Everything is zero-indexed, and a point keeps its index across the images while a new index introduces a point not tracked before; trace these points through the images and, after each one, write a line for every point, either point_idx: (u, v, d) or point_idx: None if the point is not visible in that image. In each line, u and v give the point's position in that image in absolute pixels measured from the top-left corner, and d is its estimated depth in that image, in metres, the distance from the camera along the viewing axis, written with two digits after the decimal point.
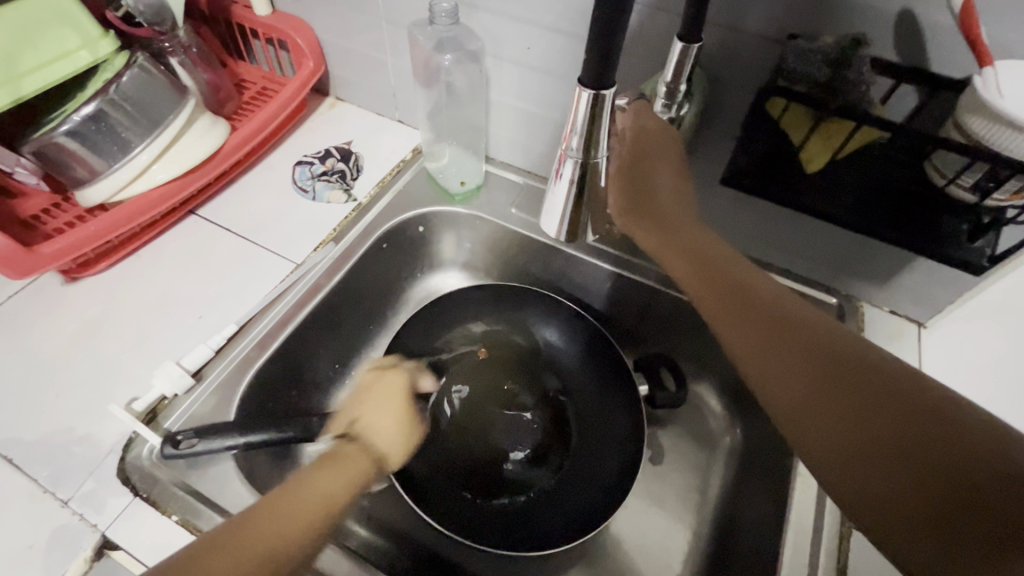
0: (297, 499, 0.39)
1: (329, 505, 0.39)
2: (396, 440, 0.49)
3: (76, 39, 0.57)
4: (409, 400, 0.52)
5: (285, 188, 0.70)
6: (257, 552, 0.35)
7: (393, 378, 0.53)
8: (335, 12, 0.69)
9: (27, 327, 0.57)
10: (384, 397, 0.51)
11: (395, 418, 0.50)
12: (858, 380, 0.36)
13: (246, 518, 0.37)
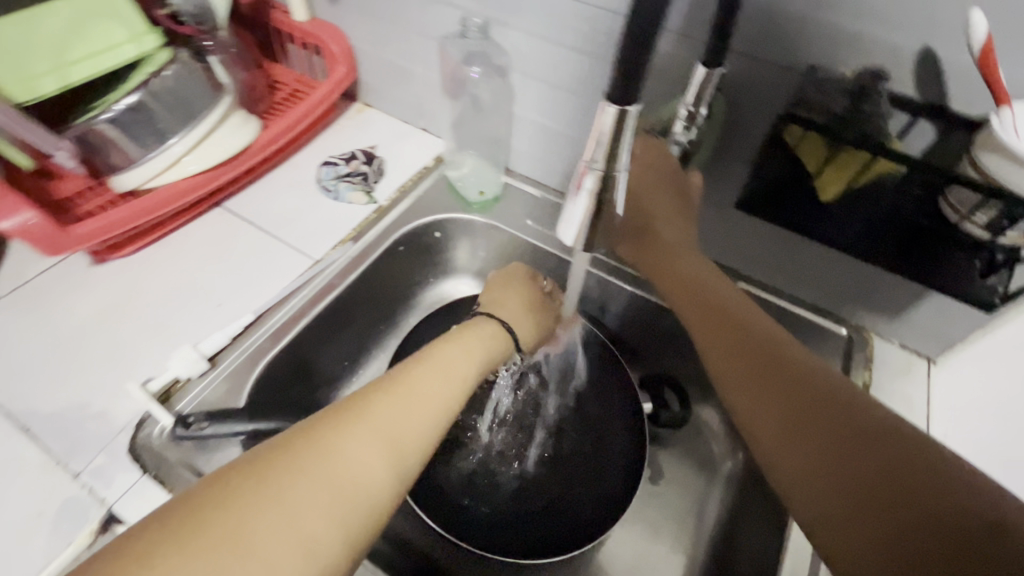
0: (393, 420, 0.40)
1: (418, 436, 0.40)
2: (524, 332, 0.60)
3: (123, 33, 0.60)
4: (537, 296, 0.63)
5: (309, 186, 0.72)
6: (346, 474, 0.35)
7: (526, 277, 0.64)
8: (371, 22, 0.71)
9: (50, 303, 0.58)
10: (517, 292, 0.62)
11: (521, 309, 0.61)
12: (836, 424, 0.38)
13: (389, 403, 0.41)
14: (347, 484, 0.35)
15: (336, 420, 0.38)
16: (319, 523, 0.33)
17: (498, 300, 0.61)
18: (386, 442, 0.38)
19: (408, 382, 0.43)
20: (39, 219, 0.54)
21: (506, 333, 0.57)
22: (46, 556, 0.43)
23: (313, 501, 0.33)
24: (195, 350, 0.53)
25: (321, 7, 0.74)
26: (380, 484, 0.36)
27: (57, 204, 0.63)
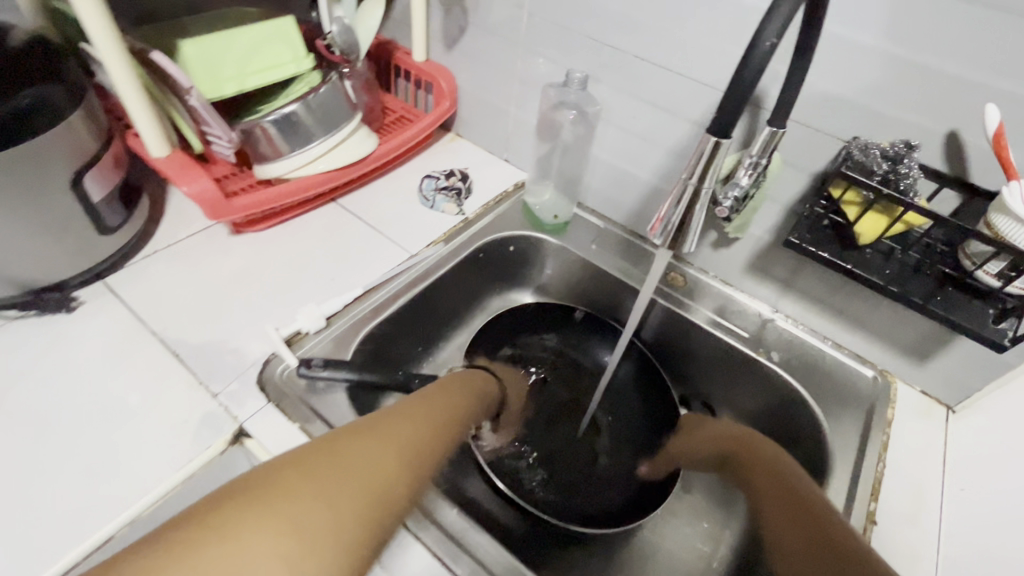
0: (402, 438, 0.45)
1: (422, 455, 0.46)
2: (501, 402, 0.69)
3: (288, 55, 0.74)
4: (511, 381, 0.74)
5: (409, 194, 0.84)
6: (362, 471, 0.39)
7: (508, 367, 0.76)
8: (481, 68, 0.85)
9: (197, 260, 0.69)
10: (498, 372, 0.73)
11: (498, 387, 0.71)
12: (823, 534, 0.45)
13: (398, 415, 0.48)
14: (363, 480, 0.39)
15: (362, 428, 0.44)
16: (339, 509, 0.36)
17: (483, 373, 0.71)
18: (392, 454, 0.43)
19: (410, 403, 0.51)
20: (209, 188, 0.67)
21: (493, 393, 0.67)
22: (187, 454, 0.53)
23: (332, 484, 0.37)
24: (316, 310, 0.64)
25: (437, 51, 0.89)
26: (392, 484, 0.41)
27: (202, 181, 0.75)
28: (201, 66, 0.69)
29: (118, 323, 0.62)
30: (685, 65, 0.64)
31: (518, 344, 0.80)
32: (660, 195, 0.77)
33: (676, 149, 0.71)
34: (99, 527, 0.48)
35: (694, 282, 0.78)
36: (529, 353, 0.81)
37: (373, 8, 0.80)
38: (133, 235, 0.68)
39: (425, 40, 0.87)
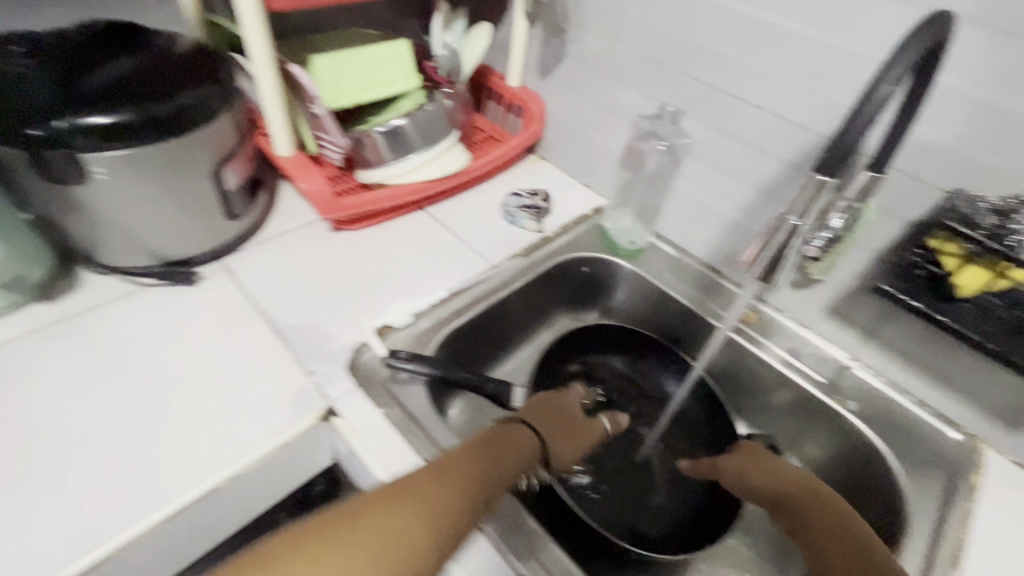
0: (410, 515, 0.43)
1: (436, 531, 0.43)
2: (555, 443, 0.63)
3: (401, 74, 0.81)
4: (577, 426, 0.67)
5: (492, 208, 0.89)
6: (388, 545, 0.41)
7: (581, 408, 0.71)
8: (572, 97, 0.90)
9: (302, 250, 0.76)
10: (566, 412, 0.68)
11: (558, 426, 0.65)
12: None
13: (439, 470, 0.48)
14: (388, 555, 0.40)
15: (366, 509, 0.43)
16: None
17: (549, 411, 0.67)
18: (425, 524, 0.43)
19: (458, 455, 0.51)
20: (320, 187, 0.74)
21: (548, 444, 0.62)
22: (284, 424, 0.57)
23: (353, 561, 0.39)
24: (404, 308, 0.68)
25: (532, 78, 0.95)
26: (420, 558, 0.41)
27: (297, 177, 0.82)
28: (325, 78, 0.77)
29: (232, 300, 0.69)
30: (781, 106, 0.65)
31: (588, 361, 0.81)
32: (741, 230, 0.77)
33: (763, 187, 0.72)
34: (206, 478, 0.53)
35: (769, 322, 0.77)
36: (598, 373, 0.82)
37: (480, 37, 0.85)
38: (251, 223, 0.75)
39: (522, 68, 0.93)
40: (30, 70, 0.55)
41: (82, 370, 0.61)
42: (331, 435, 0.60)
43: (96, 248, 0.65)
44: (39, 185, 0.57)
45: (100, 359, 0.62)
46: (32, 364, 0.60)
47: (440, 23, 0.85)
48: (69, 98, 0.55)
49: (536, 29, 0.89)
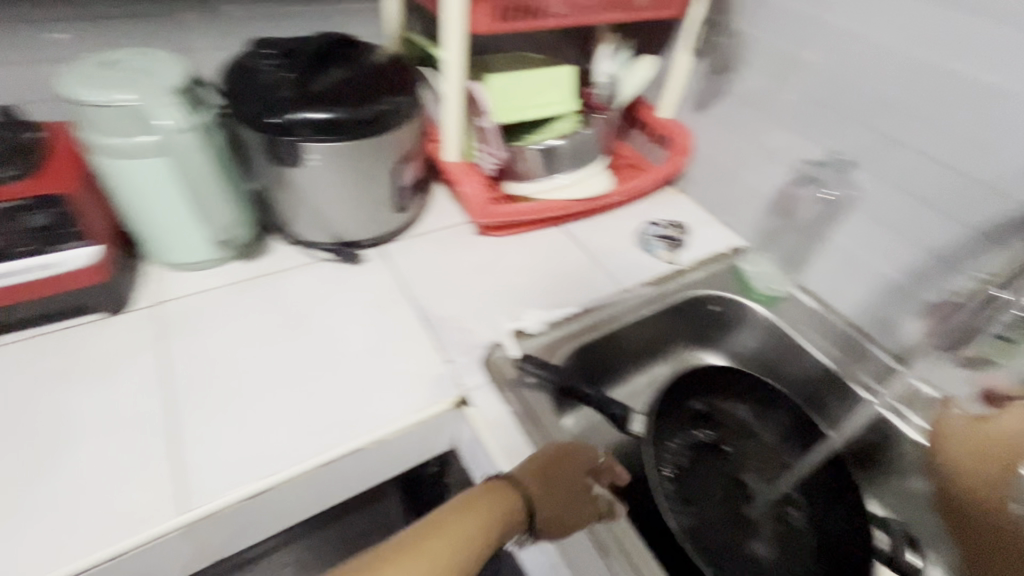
0: None
1: None
2: (561, 514, 0.50)
3: (562, 98, 0.85)
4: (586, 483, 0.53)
5: (628, 234, 0.90)
6: None
7: (588, 457, 0.55)
8: (726, 134, 0.90)
9: (450, 248, 0.83)
10: (571, 464, 0.53)
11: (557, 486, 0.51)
12: None
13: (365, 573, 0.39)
14: None
15: None
16: None
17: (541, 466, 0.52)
18: None
19: (393, 550, 0.41)
20: (478, 193, 0.81)
21: (555, 514, 0.50)
22: (423, 403, 0.62)
23: None
24: (540, 314, 0.72)
25: (685, 113, 0.96)
26: None
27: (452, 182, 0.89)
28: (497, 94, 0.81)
29: (388, 283, 0.76)
30: (972, 164, 0.61)
31: (712, 403, 0.77)
32: (900, 292, 0.72)
33: (938, 250, 0.66)
34: (353, 437, 0.57)
35: (927, 400, 0.69)
36: (725, 420, 0.77)
37: (642, 68, 0.88)
38: (410, 218, 0.83)
39: (676, 100, 0.95)
40: (275, 73, 0.67)
41: (260, 322, 0.68)
42: (461, 423, 0.63)
43: (290, 222, 0.75)
44: (263, 163, 0.68)
45: (277, 315, 0.69)
46: (225, 309, 0.69)
47: (605, 52, 0.89)
48: (303, 96, 0.65)
49: (697, 64, 0.91)
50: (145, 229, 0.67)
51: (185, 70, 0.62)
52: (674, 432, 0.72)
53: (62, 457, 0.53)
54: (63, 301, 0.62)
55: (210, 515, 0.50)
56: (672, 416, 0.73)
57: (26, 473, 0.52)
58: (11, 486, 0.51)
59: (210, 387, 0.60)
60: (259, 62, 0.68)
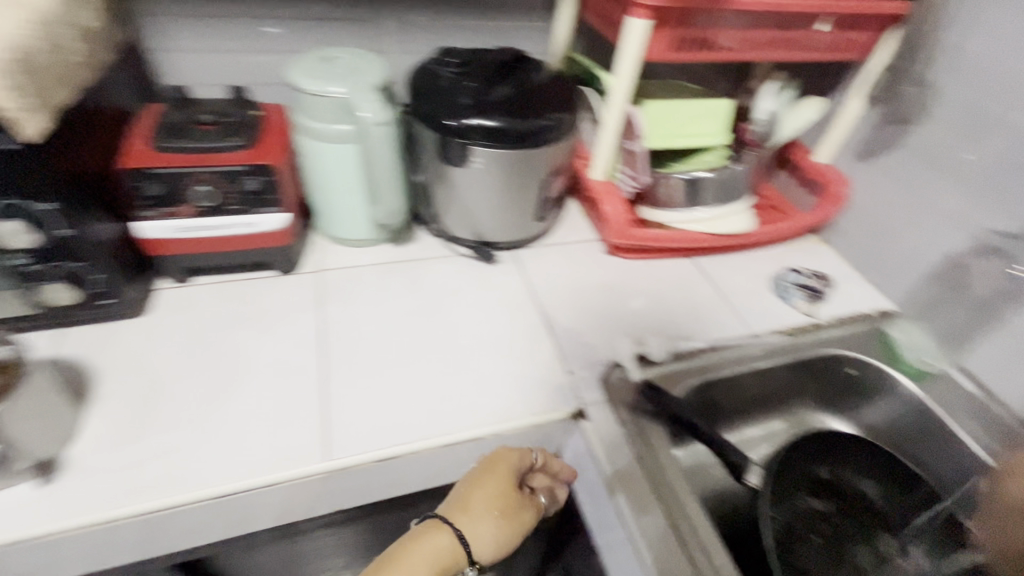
0: None
1: None
2: (502, 543, 0.55)
3: (716, 130, 0.85)
4: (518, 494, 0.56)
5: (762, 277, 0.87)
6: None
7: (515, 468, 0.57)
8: (891, 188, 0.83)
9: (580, 264, 0.85)
10: (498, 485, 0.56)
11: (490, 511, 0.54)
12: None
13: None
14: None
15: None
16: None
17: (465, 498, 0.55)
18: None
19: None
20: (619, 214, 0.82)
21: (499, 544, 0.55)
22: (543, 407, 0.64)
23: None
24: (665, 343, 0.73)
25: (845, 160, 0.91)
26: None
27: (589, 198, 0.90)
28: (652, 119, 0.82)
29: (518, 286, 0.79)
30: None
31: (836, 471, 0.71)
32: None
33: None
34: (476, 425, 0.61)
35: None
36: (847, 493, 0.71)
37: (808, 109, 0.84)
38: (546, 227, 0.87)
39: (838, 145, 0.90)
40: (456, 80, 0.73)
41: (401, 303, 0.74)
42: (574, 434, 0.65)
43: (440, 215, 0.81)
44: (431, 160, 0.75)
45: (417, 299, 0.75)
46: (374, 286, 0.76)
47: (770, 89, 0.86)
48: (476, 103, 0.70)
49: (869, 111, 0.86)
50: (323, 205, 0.76)
51: (387, 71, 0.69)
52: (792, 490, 0.67)
53: (237, 389, 0.61)
54: (253, 256, 0.72)
55: (346, 467, 0.56)
56: (795, 469, 0.69)
57: (209, 396, 0.60)
58: (197, 404, 0.60)
59: (357, 354, 0.67)
60: (443, 68, 0.75)
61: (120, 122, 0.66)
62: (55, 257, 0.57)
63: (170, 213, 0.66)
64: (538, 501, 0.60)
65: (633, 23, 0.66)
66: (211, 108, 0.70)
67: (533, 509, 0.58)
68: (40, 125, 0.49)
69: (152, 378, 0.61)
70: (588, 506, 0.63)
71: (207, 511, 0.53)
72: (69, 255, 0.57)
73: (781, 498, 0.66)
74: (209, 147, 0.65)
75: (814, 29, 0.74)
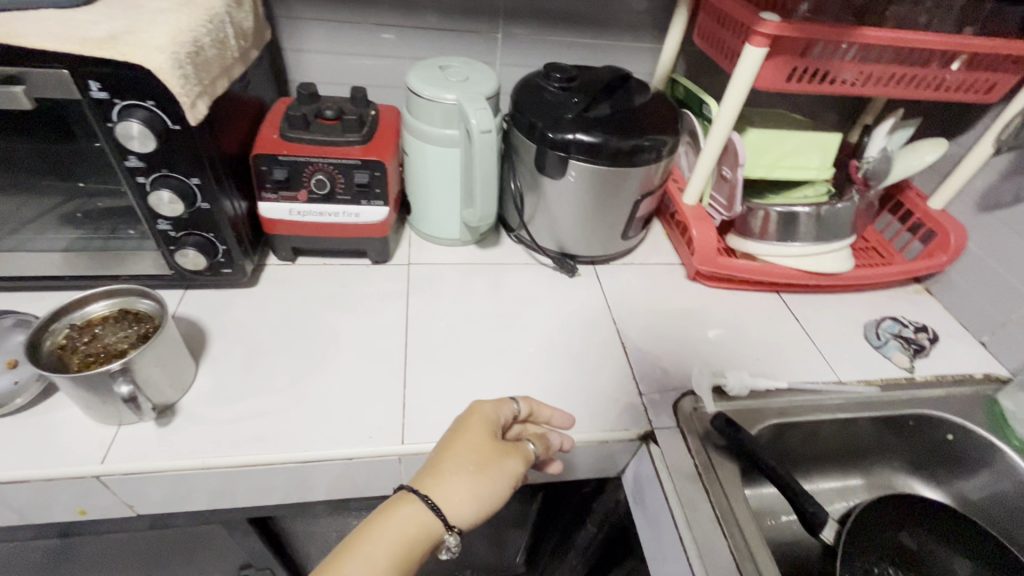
0: None
1: None
2: (478, 496, 0.49)
3: (817, 164, 0.82)
4: (500, 444, 0.52)
5: (854, 322, 0.82)
6: None
7: (490, 419, 0.54)
8: (1016, 244, 0.76)
9: (660, 286, 0.84)
10: (474, 439, 0.52)
11: (469, 467, 0.50)
12: None
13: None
14: None
15: None
16: None
17: (438, 459, 0.51)
18: None
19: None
20: (708, 242, 0.80)
21: (480, 499, 0.49)
22: (611, 426, 0.64)
23: None
24: (745, 378, 0.68)
25: (964, 208, 0.84)
26: None
27: (676, 220, 0.89)
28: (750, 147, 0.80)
29: (595, 301, 0.80)
30: None
31: (925, 543, 0.67)
32: None
33: None
34: None
35: None
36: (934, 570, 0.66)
37: (926, 152, 0.80)
38: (629, 246, 0.87)
39: (957, 191, 0.83)
40: (559, 94, 0.75)
41: (481, 304, 0.77)
42: (639, 456, 0.64)
43: (526, 223, 0.84)
44: (526, 169, 0.77)
45: (496, 301, 0.78)
46: (457, 284, 0.80)
47: (889, 125, 0.80)
48: (579, 118, 0.72)
49: (998, 159, 0.79)
50: (420, 202, 0.81)
51: (496, 82, 0.72)
52: (868, 553, 0.63)
53: (327, 365, 0.66)
54: (353, 244, 0.78)
55: (418, 453, 0.58)
56: (870, 532, 0.65)
57: (303, 367, 0.66)
58: (291, 374, 0.65)
59: (436, 347, 0.70)
60: (547, 81, 0.77)
61: (257, 112, 0.73)
62: (193, 226, 0.64)
63: (289, 197, 0.72)
64: (524, 451, 0.54)
65: (749, 51, 0.64)
66: (334, 104, 0.76)
67: (511, 456, 0.52)
68: (199, 111, 0.55)
69: (255, 343, 0.67)
70: (647, 532, 0.62)
71: (290, 472, 0.58)
72: (207, 227, 0.65)
73: (855, 560, 0.61)
74: (328, 141, 0.71)
75: (948, 69, 0.70)
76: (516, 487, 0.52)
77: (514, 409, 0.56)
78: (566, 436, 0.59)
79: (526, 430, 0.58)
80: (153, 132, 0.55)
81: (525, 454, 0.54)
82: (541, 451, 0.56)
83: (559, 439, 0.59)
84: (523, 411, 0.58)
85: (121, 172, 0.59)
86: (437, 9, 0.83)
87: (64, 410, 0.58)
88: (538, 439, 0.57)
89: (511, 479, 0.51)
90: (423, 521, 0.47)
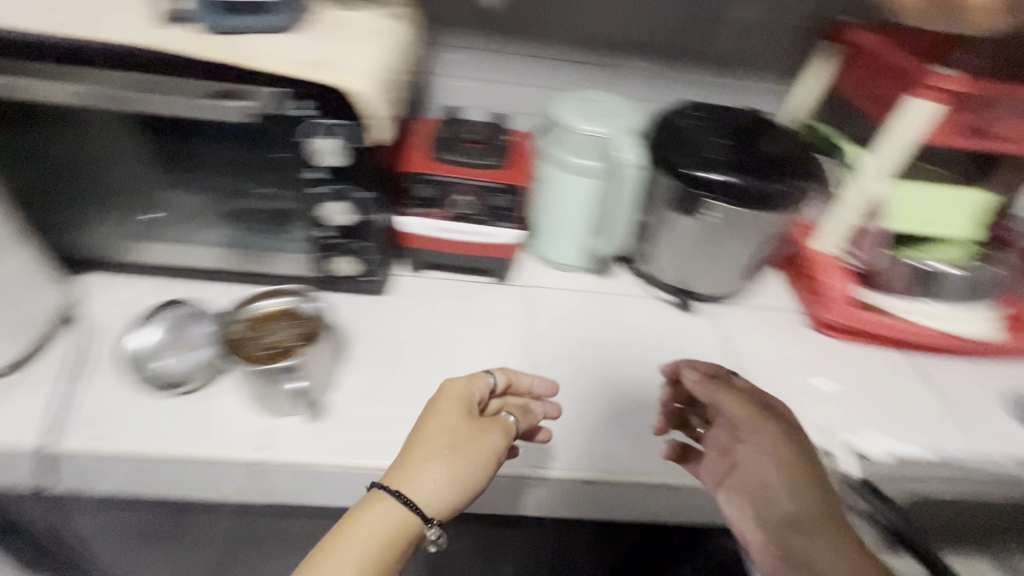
0: None
1: None
2: (457, 481, 0.47)
3: (965, 221, 0.76)
4: (474, 421, 0.51)
5: (994, 393, 0.77)
6: None
7: (461, 397, 0.52)
8: None
9: (779, 332, 0.82)
10: (446, 420, 0.50)
11: (442, 451, 0.48)
12: None
13: None
14: None
15: None
16: None
17: (408, 451, 0.49)
18: None
19: None
20: (837, 292, 0.78)
21: (457, 482, 0.47)
22: None
23: None
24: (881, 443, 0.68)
25: None
26: None
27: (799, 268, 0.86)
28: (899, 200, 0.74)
29: (714, 341, 0.79)
30: None
31: None
32: None
33: None
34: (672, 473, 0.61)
35: None
36: None
37: None
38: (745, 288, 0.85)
39: None
40: (699, 131, 0.75)
41: (601, 333, 0.77)
42: None
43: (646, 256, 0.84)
44: (656, 204, 0.78)
45: (614, 332, 0.78)
46: (575, 311, 0.80)
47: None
48: (723, 158, 0.72)
49: None
50: (545, 227, 0.83)
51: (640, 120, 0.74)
52: None
53: (458, 377, 0.68)
54: (480, 262, 0.80)
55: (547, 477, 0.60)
56: None
57: (433, 377, 0.68)
58: (422, 383, 0.67)
59: (558, 374, 0.71)
60: (683, 118, 0.78)
61: (408, 131, 0.78)
62: (345, 236, 0.68)
63: (428, 213, 0.75)
64: (504, 423, 0.53)
65: (920, 104, 0.63)
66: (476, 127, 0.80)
67: (487, 431, 0.51)
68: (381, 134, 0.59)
69: (387, 349, 0.70)
70: None
71: None
72: (358, 236, 0.68)
73: None
74: (476, 163, 0.74)
75: None
76: (497, 465, 0.51)
77: (489, 382, 0.55)
78: (549, 405, 0.61)
79: (504, 404, 0.58)
80: (347, 150, 0.59)
81: (506, 427, 0.53)
82: (523, 420, 0.56)
83: (540, 408, 0.60)
84: (500, 384, 0.57)
85: (296, 182, 0.63)
86: (579, 44, 0.86)
87: (223, 396, 0.62)
88: (519, 411, 0.57)
89: (490, 456, 0.50)
90: (394, 520, 0.45)
